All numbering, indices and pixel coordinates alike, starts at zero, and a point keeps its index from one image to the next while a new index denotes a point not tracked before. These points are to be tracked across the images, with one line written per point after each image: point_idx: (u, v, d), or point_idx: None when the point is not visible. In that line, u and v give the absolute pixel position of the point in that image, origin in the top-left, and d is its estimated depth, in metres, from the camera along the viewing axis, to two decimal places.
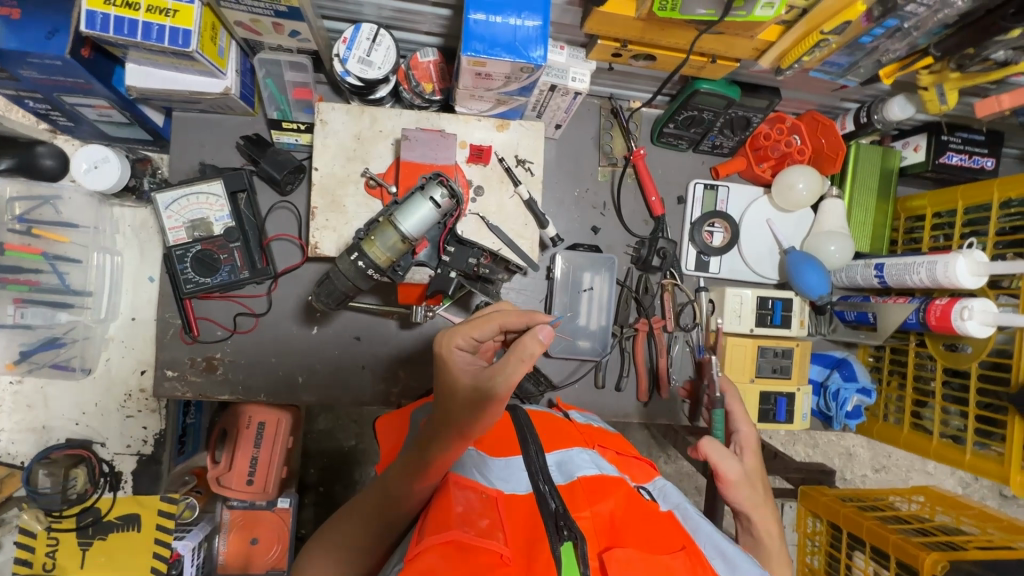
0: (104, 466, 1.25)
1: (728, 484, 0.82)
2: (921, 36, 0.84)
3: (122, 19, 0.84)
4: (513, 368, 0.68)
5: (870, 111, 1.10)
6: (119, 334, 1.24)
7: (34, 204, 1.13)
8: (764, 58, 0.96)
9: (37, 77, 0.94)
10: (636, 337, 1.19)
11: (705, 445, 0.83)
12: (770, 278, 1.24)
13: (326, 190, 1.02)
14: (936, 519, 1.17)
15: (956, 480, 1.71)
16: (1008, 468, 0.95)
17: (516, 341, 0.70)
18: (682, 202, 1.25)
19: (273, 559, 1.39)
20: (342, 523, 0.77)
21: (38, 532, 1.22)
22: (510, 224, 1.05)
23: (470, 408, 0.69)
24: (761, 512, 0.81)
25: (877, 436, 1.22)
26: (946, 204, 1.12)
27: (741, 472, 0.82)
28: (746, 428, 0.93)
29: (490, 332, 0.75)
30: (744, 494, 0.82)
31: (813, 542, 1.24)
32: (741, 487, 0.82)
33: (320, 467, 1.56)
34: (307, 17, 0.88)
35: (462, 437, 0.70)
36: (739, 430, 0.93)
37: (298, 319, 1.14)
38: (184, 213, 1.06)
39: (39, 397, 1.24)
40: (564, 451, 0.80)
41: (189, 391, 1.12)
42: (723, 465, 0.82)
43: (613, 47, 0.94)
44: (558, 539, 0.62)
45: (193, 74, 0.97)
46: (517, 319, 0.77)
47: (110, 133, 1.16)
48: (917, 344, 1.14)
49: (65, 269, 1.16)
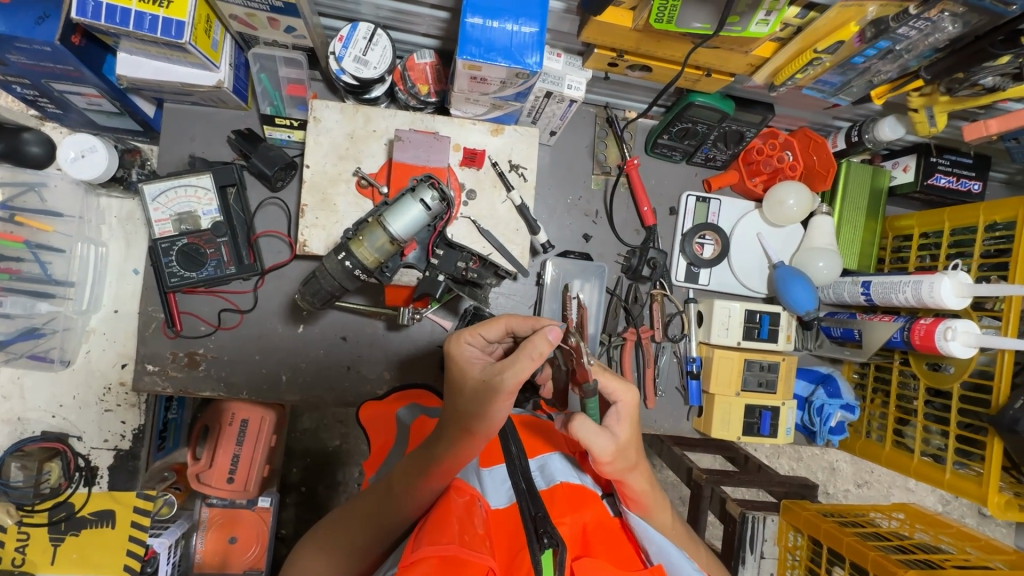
0: (80, 460, 1.22)
1: (600, 465, 0.69)
2: (912, 59, 0.85)
3: (114, 8, 0.83)
4: (521, 365, 0.64)
5: (861, 129, 1.11)
6: (101, 326, 1.22)
7: (18, 191, 1.12)
8: (758, 74, 0.96)
9: (26, 62, 0.92)
10: (624, 345, 1.19)
11: (574, 426, 0.67)
12: (759, 291, 1.24)
13: (316, 188, 1.01)
14: (916, 536, 1.17)
15: (936, 497, 1.72)
16: (988, 489, 0.96)
17: (527, 340, 0.66)
18: (674, 213, 1.26)
19: (250, 559, 1.36)
20: (340, 525, 0.77)
21: (8, 526, 1.19)
22: (501, 228, 1.05)
23: (475, 401, 0.67)
24: (634, 475, 0.72)
25: (860, 453, 1.23)
26: (933, 224, 1.13)
27: (616, 451, 0.69)
28: (625, 392, 0.72)
29: (498, 332, 0.73)
30: (615, 470, 0.70)
31: (793, 556, 1.23)
32: (616, 464, 0.70)
33: (301, 466, 1.53)
34: (303, 13, 0.88)
35: (467, 435, 0.68)
36: (616, 401, 0.72)
37: (284, 317, 1.13)
38: (171, 205, 1.04)
39: (16, 387, 1.22)
40: (545, 456, 0.80)
41: (169, 386, 1.10)
42: (594, 446, 0.68)
43: (610, 57, 0.95)
44: (538, 547, 0.60)
45: (184, 66, 0.96)
46: (527, 324, 0.74)
47: (99, 122, 1.15)
48: (901, 363, 1.15)
49: (47, 258, 1.13)
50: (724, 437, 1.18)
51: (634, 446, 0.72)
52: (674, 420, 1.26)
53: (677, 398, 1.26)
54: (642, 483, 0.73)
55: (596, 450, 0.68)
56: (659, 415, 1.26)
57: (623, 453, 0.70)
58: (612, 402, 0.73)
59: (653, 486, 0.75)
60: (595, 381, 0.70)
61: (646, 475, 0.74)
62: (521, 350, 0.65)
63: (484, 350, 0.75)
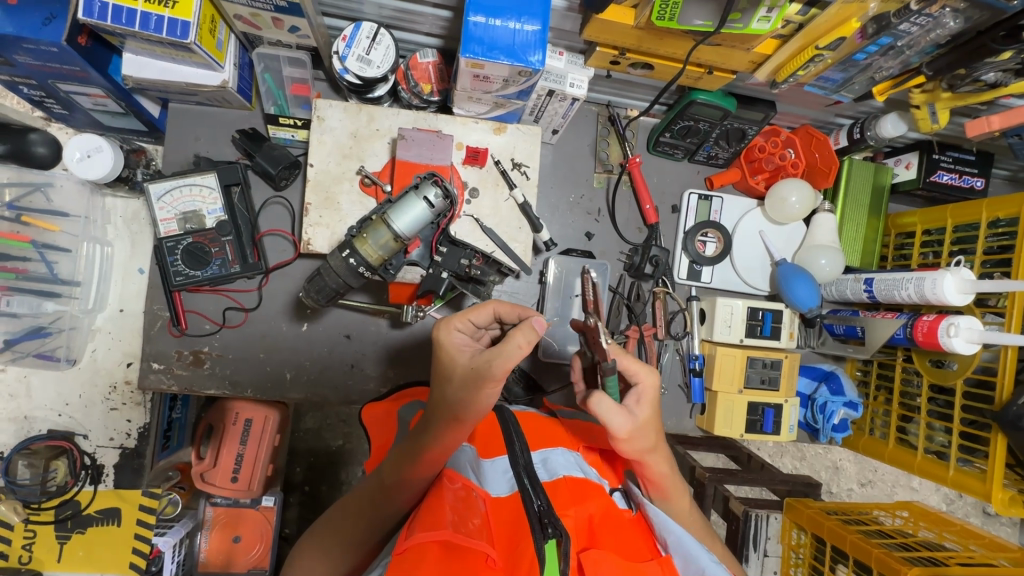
0: (85, 459, 1.22)
1: (618, 441, 0.71)
2: (914, 55, 0.85)
3: (119, 8, 0.83)
4: (509, 353, 0.66)
5: (863, 126, 1.11)
6: (106, 325, 1.23)
7: (25, 191, 1.12)
8: (760, 71, 0.97)
9: (32, 63, 0.93)
10: (627, 343, 1.19)
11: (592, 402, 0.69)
12: (761, 289, 1.25)
13: (320, 187, 1.01)
14: (919, 534, 1.17)
15: (940, 496, 1.72)
16: (991, 486, 0.96)
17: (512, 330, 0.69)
18: (676, 211, 1.26)
19: (255, 558, 1.37)
20: (334, 520, 0.77)
21: (16, 523, 1.20)
22: (504, 227, 1.05)
23: (464, 388, 0.68)
24: (652, 457, 0.74)
25: (863, 451, 1.23)
26: (936, 221, 1.13)
27: (633, 429, 0.70)
28: (646, 374, 0.73)
29: (486, 317, 0.76)
30: (635, 449, 0.72)
31: (796, 555, 1.23)
32: (633, 442, 0.71)
33: (305, 465, 1.54)
34: (307, 13, 0.88)
35: (456, 422, 0.69)
36: (637, 382, 0.74)
37: (288, 316, 1.14)
38: (176, 205, 1.05)
39: (22, 386, 1.23)
40: (548, 450, 0.80)
41: (174, 385, 1.11)
42: (611, 423, 0.69)
43: (611, 55, 0.95)
44: (541, 537, 0.60)
45: (189, 66, 0.97)
46: (513, 310, 0.76)
47: (104, 123, 1.16)
48: (904, 360, 1.15)
49: (53, 258, 1.14)
50: (726, 435, 1.19)
51: (653, 428, 0.73)
52: (677, 417, 1.26)
53: (680, 396, 1.26)
54: (661, 466, 0.76)
55: (614, 427, 0.69)
56: (662, 413, 1.26)
57: (643, 432, 0.71)
58: (634, 384, 0.74)
59: (670, 467, 0.78)
60: (614, 360, 0.72)
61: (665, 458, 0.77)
62: (510, 339, 0.66)
63: (470, 335, 0.76)
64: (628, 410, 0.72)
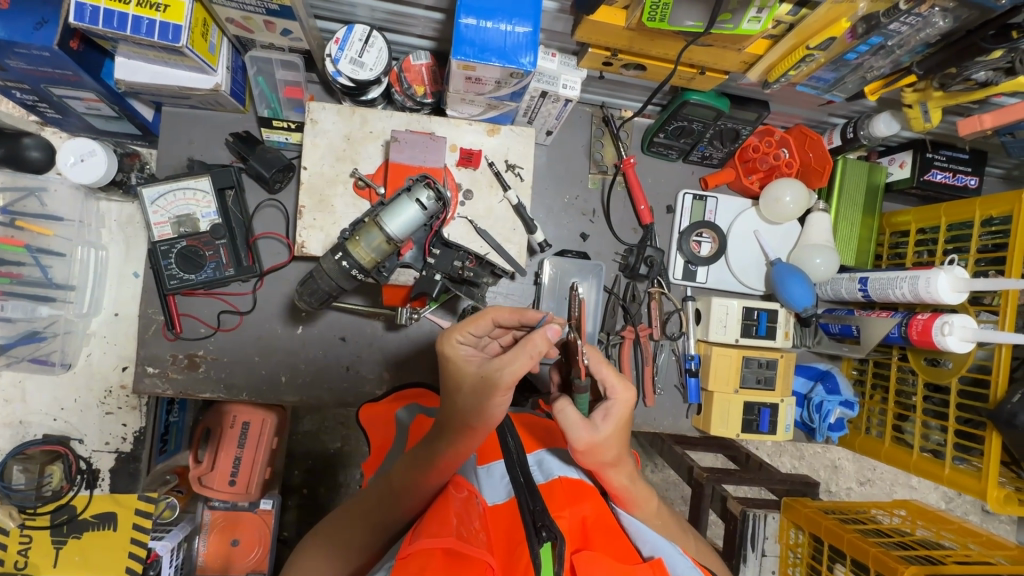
0: (81, 463, 1.23)
1: (578, 454, 0.71)
2: (905, 54, 0.86)
3: (111, 12, 0.83)
4: (518, 361, 0.66)
5: (856, 126, 1.11)
6: (101, 329, 1.23)
7: (19, 196, 1.11)
8: (752, 71, 0.97)
9: (26, 68, 0.93)
10: (622, 344, 1.19)
11: (556, 410, 0.70)
12: (756, 290, 1.25)
13: (314, 189, 1.01)
14: (917, 533, 1.17)
15: (939, 495, 1.73)
16: (986, 483, 0.96)
17: (525, 338, 0.68)
18: (671, 212, 1.26)
19: (253, 562, 1.36)
20: (341, 520, 0.77)
21: (11, 529, 1.18)
22: (498, 228, 1.05)
23: (475, 397, 0.67)
24: (613, 471, 0.74)
25: (859, 449, 1.23)
26: (930, 220, 1.13)
27: (590, 447, 0.69)
28: (622, 392, 0.71)
29: (486, 327, 0.73)
30: (594, 461, 0.72)
31: (794, 554, 1.23)
32: (591, 456, 0.71)
33: (303, 468, 1.54)
34: (299, 16, 0.88)
35: (468, 431, 0.68)
36: (610, 399, 0.72)
37: (284, 319, 1.14)
38: (170, 209, 1.05)
39: (17, 391, 1.23)
40: (542, 452, 0.81)
41: (169, 388, 1.11)
42: (572, 436, 0.70)
43: (603, 56, 0.96)
44: (537, 541, 0.59)
45: (183, 70, 0.97)
46: (511, 313, 0.74)
47: (98, 127, 1.16)
48: (899, 359, 1.15)
49: (47, 262, 1.13)
50: (723, 434, 1.19)
51: (617, 442, 0.71)
52: (673, 418, 1.26)
53: (676, 396, 1.26)
54: (622, 481, 0.75)
55: (574, 439, 0.69)
56: (660, 413, 1.25)
57: (601, 449, 0.70)
58: (606, 400, 0.72)
59: (635, 480, 0.77)
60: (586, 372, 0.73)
61: (629, 474, 0.76)
62: (521, 347, 0.66)
63: (474, 346, 0.73)
64: (591, 424, 0.70)
